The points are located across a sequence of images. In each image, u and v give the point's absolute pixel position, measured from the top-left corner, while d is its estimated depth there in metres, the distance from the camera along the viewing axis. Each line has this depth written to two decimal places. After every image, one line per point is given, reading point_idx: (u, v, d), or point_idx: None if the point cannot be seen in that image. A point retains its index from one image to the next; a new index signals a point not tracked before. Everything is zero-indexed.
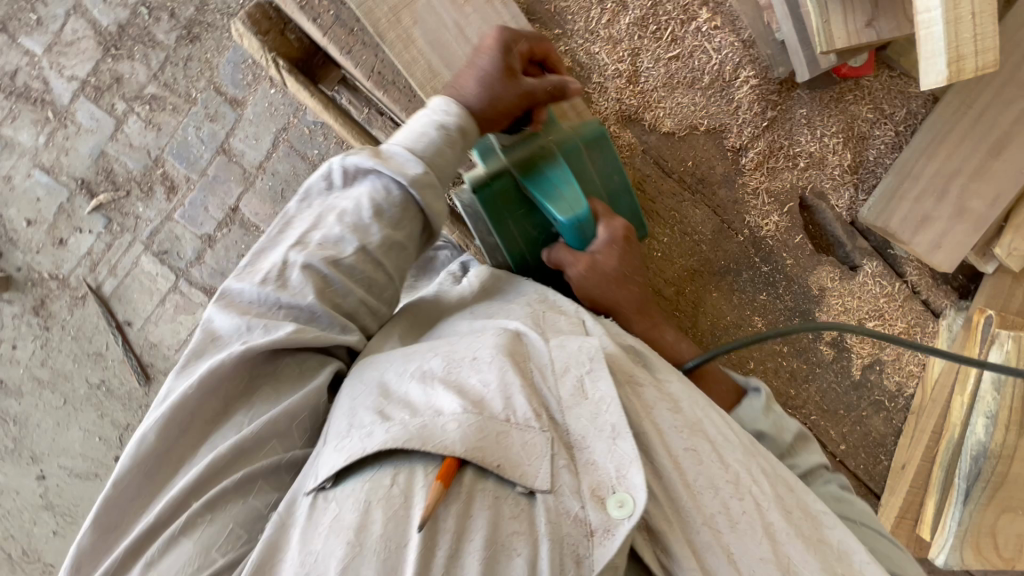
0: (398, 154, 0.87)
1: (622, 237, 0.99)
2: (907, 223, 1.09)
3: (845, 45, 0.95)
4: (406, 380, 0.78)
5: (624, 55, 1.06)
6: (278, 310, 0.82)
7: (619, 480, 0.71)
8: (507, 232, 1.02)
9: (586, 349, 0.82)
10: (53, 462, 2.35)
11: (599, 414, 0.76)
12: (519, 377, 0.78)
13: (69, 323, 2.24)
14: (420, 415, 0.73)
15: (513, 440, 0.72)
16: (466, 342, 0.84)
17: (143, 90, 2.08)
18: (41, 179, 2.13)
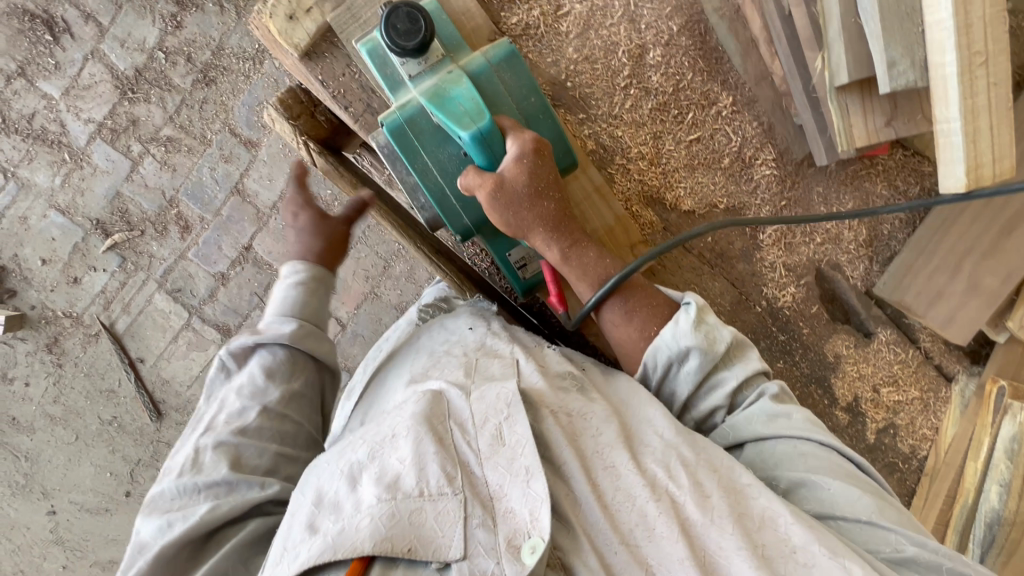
0: (276, 322, 1.00)
1: (532, 150, 0.88)
2: (921, 297, 1.14)
3: (865, 143, 1.00)
4: (335, 477, 0.78)
5: (646, 138, 1.09)
6: (195, 487, 0.87)
7: (533, 524, 0.71)
8: (422, 165, 0.94)
9: (502, 397, 0.83)
10: (63, 497, 2.36)
11: (514, 460, 0.77)
12: (435, 446, 0.77)
13: (82, 360, 2.26)
14: (341, 519, 0.73)
15: (427, 515, 0.72)
16: (388, 421, 0.83)
17: (159, 132, 2.11)
18: (57, 219, 2.15)
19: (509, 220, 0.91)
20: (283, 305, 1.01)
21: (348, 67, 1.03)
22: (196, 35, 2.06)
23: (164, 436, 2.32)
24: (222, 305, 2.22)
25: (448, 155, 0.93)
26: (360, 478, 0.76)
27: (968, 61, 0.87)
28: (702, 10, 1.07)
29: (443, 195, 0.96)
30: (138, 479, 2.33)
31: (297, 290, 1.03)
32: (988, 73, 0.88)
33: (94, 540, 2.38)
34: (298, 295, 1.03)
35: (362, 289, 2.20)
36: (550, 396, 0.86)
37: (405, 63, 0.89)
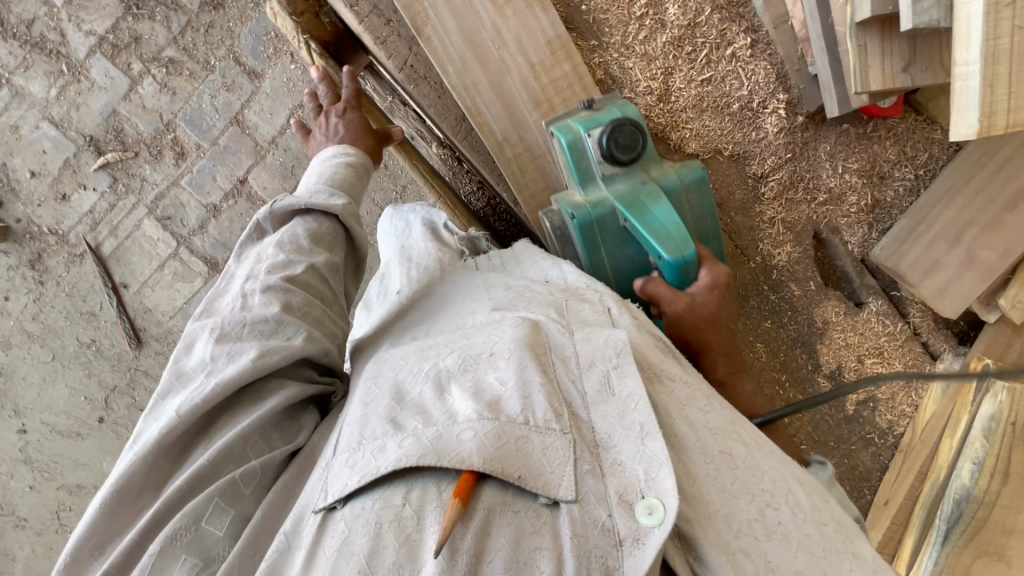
0: (321, 191, 0.90)
1: (722, 283, 0.93)
2: (916, 267, 1.13)
3: (879, 87, 0.95)
4: (423, 382, 0.74)
5: (657, 72, 1.07)
6: (243, 329, 0.76)
7: (648, 484, 0.65)
8: (597, 259, 0.96)
9: (613, 343, 0.76)
10: (35, 417, 2.33)
11: (626, 413, 0.70)
12: (539, 374, 0.72)
13: (64, 280, 2.22)
14: (433, 424, 0.68)
15: (533, 446, 0.66)
16: (483, 335, 0.78)
17: (161, 53, 2.06)
18: (49, 132, 2.10)
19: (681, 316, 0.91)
20: (323, 177, 0.92)
21: None
22: None
23: (142, 365, 2.30)
24: (211, 238, 2.19)
25: (623, 256, 0.96)
26: (451, 388, 0.72)
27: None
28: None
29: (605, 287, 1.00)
30: (112, 405, 2.31)
31: (342, 164, 0.94)
32: (1016, 15, 0.81)
33: (63, 464, 2.37)
34: (343, 170, 0.94)
35: None
36: (653, 355, 0.81)
37: (605, 165, 0.93)
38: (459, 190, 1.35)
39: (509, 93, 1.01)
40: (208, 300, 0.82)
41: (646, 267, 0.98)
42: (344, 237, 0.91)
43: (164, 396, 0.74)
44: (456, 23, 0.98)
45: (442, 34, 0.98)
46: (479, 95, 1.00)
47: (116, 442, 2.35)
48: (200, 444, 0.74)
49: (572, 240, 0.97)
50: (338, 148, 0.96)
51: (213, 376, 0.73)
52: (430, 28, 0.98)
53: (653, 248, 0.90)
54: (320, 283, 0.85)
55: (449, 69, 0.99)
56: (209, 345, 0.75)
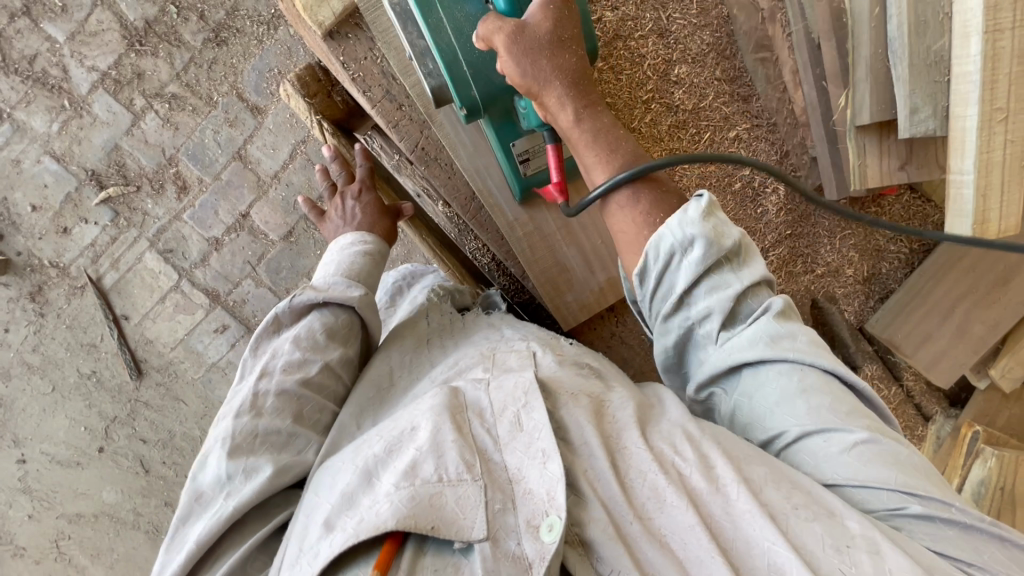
0: (338, 282, 0.91)
1: (560, 1, 0.79)
2: (910, 339, 1.17)
3: (878, 183, 1.04)
4: (348, 474, 0.74)
5: (661, 154, 1.08)
6: (257, 442, 0.78)
7: (550, 503, 0.66)
8: (438, 24, 0.82)
9: (520, 386, 0.79)
10: (35, 447, 2.33)
11: (532, 443, 0.72)
12: (453, 433, 0.73)
13: (65, 312, 2.22)
14: (359, 512, 0.68)
15: (447, 499, 0.68)
16: (405, 414, 0.79)
17: (164, 88, 2.06)
18: (51, 167, 2.10)
19: (524, 71, 0.78)
20: (340, 267, 0.93)
21: (370, 51, 1.01)
22: None
23: (143, 396, 2.30)
24: (213, 271, 2.21)
25: (469, 29, 0.83)
26: (375, 474, 0.72)
27: (989, 116, 0.92)
28: (731, 36, 1.09)
29: (461, 73, 0.84)
30: (113, 436, 2.32)
31: (359, 252, 0.95)
32: (1005, 130, 0.92)
33: (62, 493, 2.37)
34: (360, 259, 0.95)
35: None
36: (566, 383, 0.82)
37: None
38: (464, 247, 1.34)
39: None
40: (222, 406, 0.83)
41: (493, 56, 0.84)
42: (357, 327, 0.92)
43: (184, 520, 0.77)
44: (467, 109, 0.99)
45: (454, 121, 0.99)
46: (491, 179, 1.02)
47: (116, 471, 2.36)
48: (203, 569, 0.74)
49: (413, 14, 0.85)
50: (356, 234, 0.97)
51: (230, 499, 0.74)
52: (441, 115, 0.98)
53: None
54: (334, 382, 0.88)
55: (460, 153, 1.00)
56: (222, 463, 0.76)
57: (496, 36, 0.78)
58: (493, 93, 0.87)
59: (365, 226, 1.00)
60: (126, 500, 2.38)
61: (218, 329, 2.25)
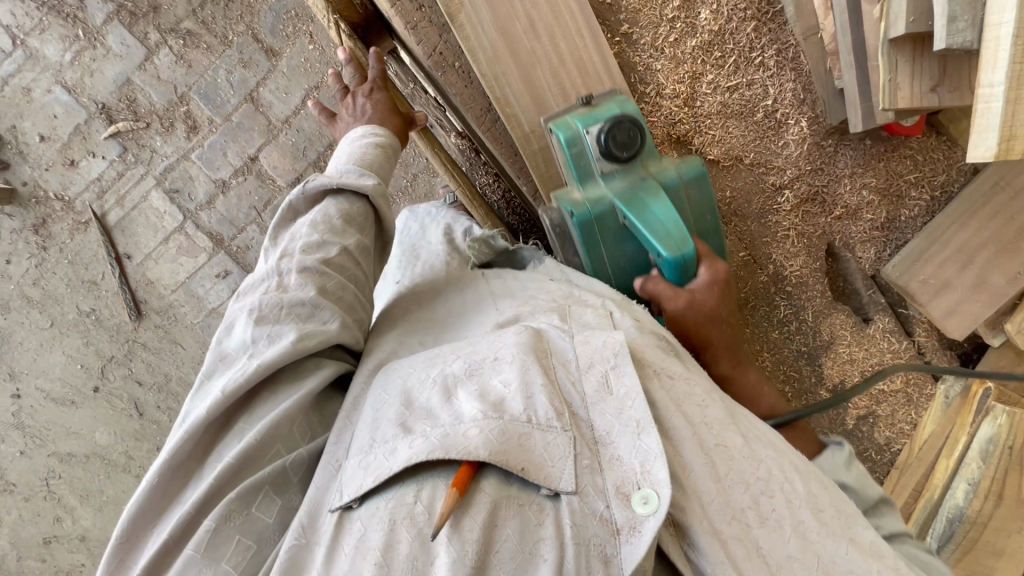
0: (351, 170, 0.89)
1: (722, 278, 0.95)
2: (926, 286, 1.14)
3: (908, 104, 0.96)
4: (428, 387, 0.74)
5: (684, 77, 1.08)
6: (281, 312, 0.76)
7: (643, 476, 0.65)
8: (597, 257, 1.00)
9: (610, 344, 0.76)
10: (30, 382, 2.33)
11: (623, 411, 0.69)
12: (542, 375, 0.72)
13: (67, 247, 2.21)
14: (441, 424, 0.68)
15: (536, 442, 0.66)
16: (488, 341, 0.78)
17: (179, 24, 2.04)
18: (61, 97, 2.08)
19: (682, 324, 0.96)
20: (351, 158, 0.91)
21: None
22: None
23: (141, 337, 2.29)
24: (219, 214, 2.19)
25: (623, 253, 0.99)
26: (457, 391, 0.72)
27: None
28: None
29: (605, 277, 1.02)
30: (109, 375, 2.31)
31: (372, 145, 0.93)
32: None
33: (54, 432, 2.36)
34: (373, 151, 0.93)
35: None
36: (650, 354, 0.81)
37: (603, 162, 0.92)
38: (476, 180, 1.35)
39: (538, 85, 1.01)
40: (245, 281, 0.82)
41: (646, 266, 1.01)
42: (373, 217, 0.90)
43: (210, 375, 0.75)
44: (490, 13, 0.98)
45: (475, 21, 0.98)
46: (509, 88, 1.00)
47: (110, 412, 2.35)
48: (239, 419, 0.74)
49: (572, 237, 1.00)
50: (368, 128, 0.96)
51: (255, 360, 0.73)
52: (462, 15, 0.98)
53: (653, 247, 0.91)
54: (353, 266, 0.85)
55: (479, 58, 0.99)
56: (248, 327, 0.75)
57: (665, 299, 0.95)
58: (628, 278, 1.03)
59: (377, 121, 0.98)
60: (118, 441, 2.37)
61: (220, 273, 2.24)
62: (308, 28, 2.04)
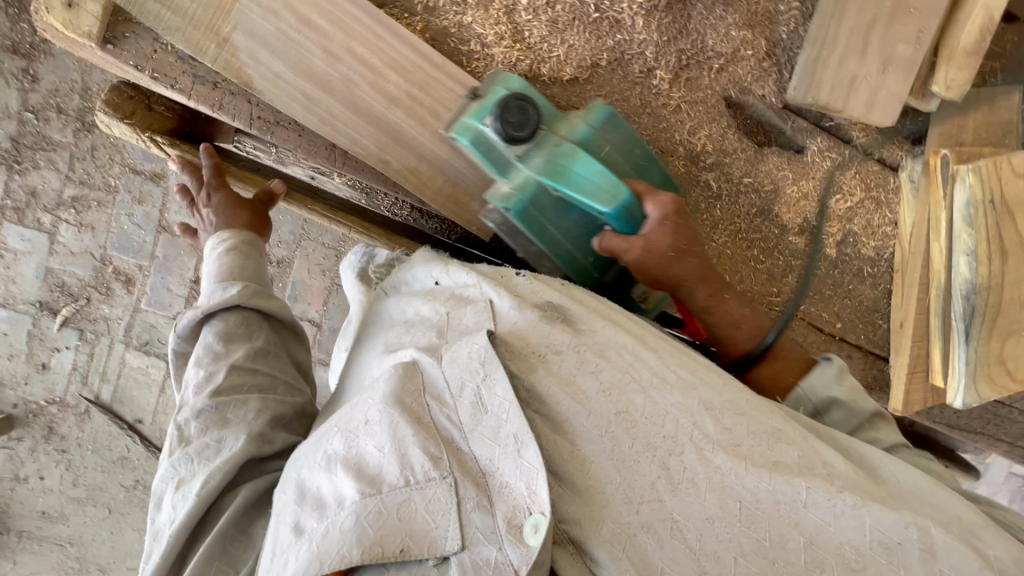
0: (215, 290, 1.05)
1: (672, 211, 1.00)
2: (836, 91, 1.14)
3: None
4: (315, 477, 0.85)
5: (498, 16, 1.08)
6: (194, 465, 0.91)
7: (532, 500, 0.76)
8: None
9: (475, 354, 0.86)
10: (122, 566, 2.43)
11: (501, 427, 0.81)
12: (411, 427, 0.83)
13: (84, 438, 2.26)
14: (324, 520, 0.80)
15: (416, 505, 0.78)
16: (360, 405, 0.89)
17: (63, 195, 2.02)
18: (3, 314, 2.11)
19: None
20: (213, 271, 1.09)
21: (156, 42, 1.06)
22: (57, 82, 1.92)
23: None
24: None
25: None
26: (336, 469, 0.83)
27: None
28: None
29: (488, 146, 0.98)
30: None
31: (225, 253, 1.10)
32: None
33: None
34: (227, 258, 1.10)
35: (324, 283, 2.23)
36: (532, 336, 0.91)
37: None
38: (381, 208, 1.33)
39: (375, 110, 1.07)
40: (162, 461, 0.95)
41: (597, 227, 1.05)
42: (251, 318, 1.06)
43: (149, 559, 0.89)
44: (282, 62, 1.03)
45: (273, 77, 1.04)
46: (354, 131, 1.07)
47: None
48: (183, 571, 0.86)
49: (519, 227, 1.03)
50: (216, 237, 1.13)
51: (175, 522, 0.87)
52: (254, 80, 1.04)
53: (593, 208, 0.98)
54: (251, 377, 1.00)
55: (314, 120, 1.07)
56: (171, 496, 0.90)
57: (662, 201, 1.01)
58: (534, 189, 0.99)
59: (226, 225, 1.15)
60: None
61: None
62: None
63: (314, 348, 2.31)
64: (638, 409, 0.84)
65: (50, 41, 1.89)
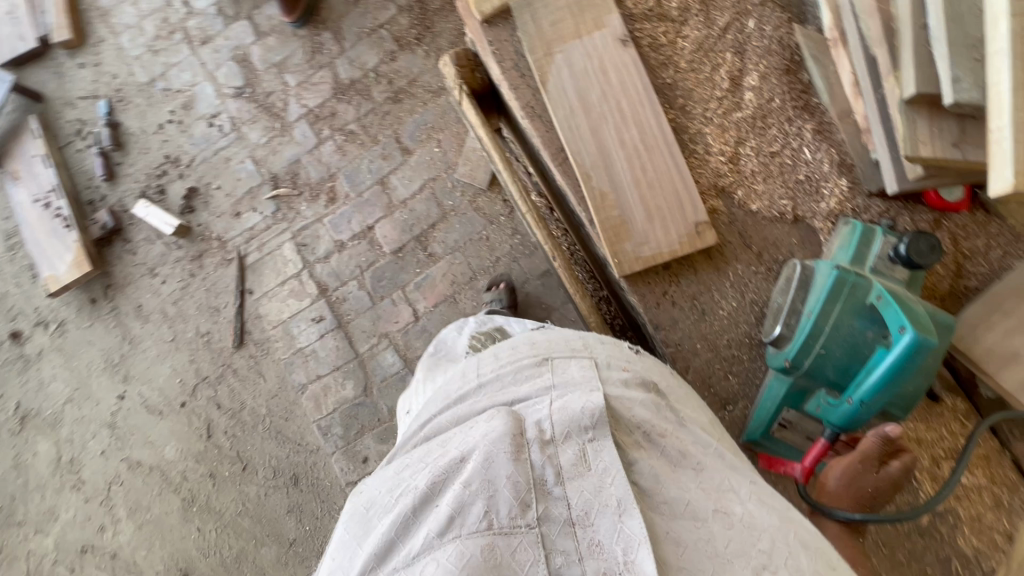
0: None
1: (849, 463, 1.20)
2: (992, 358, 1.32)
3: (930, 155, 1.03)
4: (407, 500, 0.95)
5: (729, 141, 1.23)
6: None
7: (624, 563, 0.86)
8: None
9: (586, 417, 1.01)
10: (136, 387, 2.64)
11: (601, 490, 0.94)
12: (509, 468, 0.93)
13: (210, 277, 2.67)
14: (418, 554, 0.88)
15: (505, 542, 0.86)
16: (460, 443, 1.00)
17: (346, 125, 2.67)
18: (248, 167, 2.71)
19: None
20: None
21: (512, 36, 1.29)
22: (403, 68, 2.65)
23: (234, 364, 2.60)
24: (331, 268, 2.60)
25: None
26: (433, 498, 0.93)
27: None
28: (797, 51, 1.24)
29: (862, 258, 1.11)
30: (199, 394, 2.60)
31: None
32: None
33: (137, 436, 2.61)
34: None
35: (445, 290, 2.51)
36: (626, 416, 1.06)
37: None
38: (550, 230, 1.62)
39: (604, 140, 1.20)
40: None
41: (854, 348, 1.06)
42: None
43: None
44: (573, 83, 1.22)
45: (561, 87, 1.22)
46: (584, 151, 1.20)
47: (185, 428, 2.59)
48: None
49: (815, 286, 1.10)
50: None
51: None
52: (552, 82, 1.22)
53: (898, 321, 0.98)
54: None
55: (567, 129, 1.21)
56: None
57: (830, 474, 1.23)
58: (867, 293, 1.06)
59: None
60: (182, 459, 2.57)
61: (316, 318, 2.58)
62: (439, 137, 2.59)
63: (399, 332, 2.52)
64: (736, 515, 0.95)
65: (419, 46, 2.65)
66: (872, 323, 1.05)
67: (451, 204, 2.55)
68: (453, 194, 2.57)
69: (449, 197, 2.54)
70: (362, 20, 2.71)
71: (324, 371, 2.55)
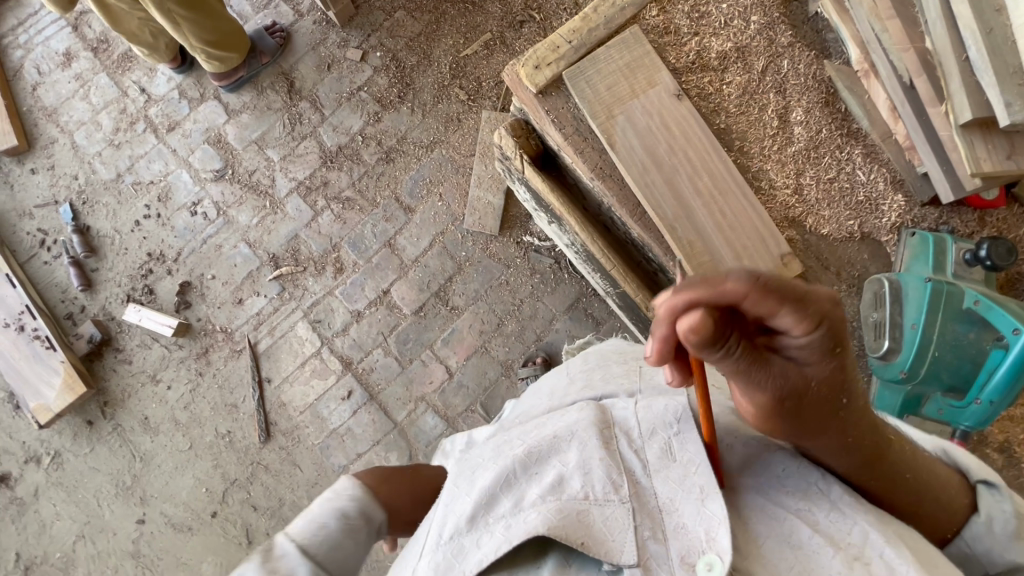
0: None
1: None
2: None
3: (990, 168, 1.24)
4: (500, 471, 1.00)
5: (790, 175, 1.35)
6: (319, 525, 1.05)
7: (710, 543, 0.82)
8: None
9: (672, 410, 0.97)
10: (157, 506, 2.43)
11: (687, 476, 0.89)
12: (598, 450, 0.96)
13: (220, 372, 2.51)
14: (516, 513, 0.93)
15: (595, 516, 0.89)
16: (561, 428, 1.02)
17: (341, 193, 2.61)
18: (243, 251, 2.58)
19: None
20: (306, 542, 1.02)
21: (566, 103, 1.33)
22: (389, 128, 2.63)
23: (265, 459, 2.44)
24: (351, 339, 2.51)
25: None
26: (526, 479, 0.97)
27: None
28: (830, 83, 1.38)
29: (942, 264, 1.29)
30: (230, 500, 2.41)
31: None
32: None
33: (167, 561, 2.39)
34: None
35: (475, 342, 2.48)
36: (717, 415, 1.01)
37: None
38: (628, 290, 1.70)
39: (681, 193, 1.26)
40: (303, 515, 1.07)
41: (963, 345, 1.28)
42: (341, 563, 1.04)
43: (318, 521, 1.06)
44: (640, 142, 1.27)
45: (628, 146, 1.27)
46: (664, 205, 1.25)
47: (222, 540, 2.39)
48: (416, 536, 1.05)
49: (909, 299, 1.29)
50: None
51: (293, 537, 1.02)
52: (619, 142, 1.27)
53: (1010, 322, 1.21)
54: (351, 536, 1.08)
55: (642, 185, 1.26)
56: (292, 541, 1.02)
57: None
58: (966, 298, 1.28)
59: None
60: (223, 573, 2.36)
61: (346, 394, 2.47)
62: (439, 190, 2.58)
63: (435, 393, 2.46)
64: (820, 511, 0.86)
65: (402, 104, 2.64)
66: (976, 321, 1.27)
67: (465, 254, 2.54)
68: (464, 245, 2.56)
69: (461, 248, 2.53)
70: (338, 85, 2.67)
71: (364, 448, 2.43)
